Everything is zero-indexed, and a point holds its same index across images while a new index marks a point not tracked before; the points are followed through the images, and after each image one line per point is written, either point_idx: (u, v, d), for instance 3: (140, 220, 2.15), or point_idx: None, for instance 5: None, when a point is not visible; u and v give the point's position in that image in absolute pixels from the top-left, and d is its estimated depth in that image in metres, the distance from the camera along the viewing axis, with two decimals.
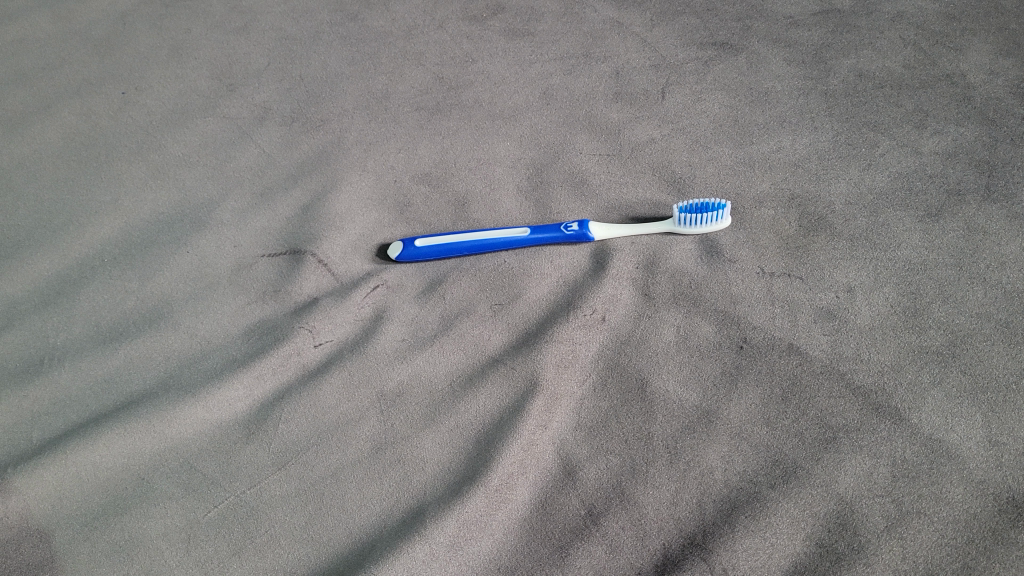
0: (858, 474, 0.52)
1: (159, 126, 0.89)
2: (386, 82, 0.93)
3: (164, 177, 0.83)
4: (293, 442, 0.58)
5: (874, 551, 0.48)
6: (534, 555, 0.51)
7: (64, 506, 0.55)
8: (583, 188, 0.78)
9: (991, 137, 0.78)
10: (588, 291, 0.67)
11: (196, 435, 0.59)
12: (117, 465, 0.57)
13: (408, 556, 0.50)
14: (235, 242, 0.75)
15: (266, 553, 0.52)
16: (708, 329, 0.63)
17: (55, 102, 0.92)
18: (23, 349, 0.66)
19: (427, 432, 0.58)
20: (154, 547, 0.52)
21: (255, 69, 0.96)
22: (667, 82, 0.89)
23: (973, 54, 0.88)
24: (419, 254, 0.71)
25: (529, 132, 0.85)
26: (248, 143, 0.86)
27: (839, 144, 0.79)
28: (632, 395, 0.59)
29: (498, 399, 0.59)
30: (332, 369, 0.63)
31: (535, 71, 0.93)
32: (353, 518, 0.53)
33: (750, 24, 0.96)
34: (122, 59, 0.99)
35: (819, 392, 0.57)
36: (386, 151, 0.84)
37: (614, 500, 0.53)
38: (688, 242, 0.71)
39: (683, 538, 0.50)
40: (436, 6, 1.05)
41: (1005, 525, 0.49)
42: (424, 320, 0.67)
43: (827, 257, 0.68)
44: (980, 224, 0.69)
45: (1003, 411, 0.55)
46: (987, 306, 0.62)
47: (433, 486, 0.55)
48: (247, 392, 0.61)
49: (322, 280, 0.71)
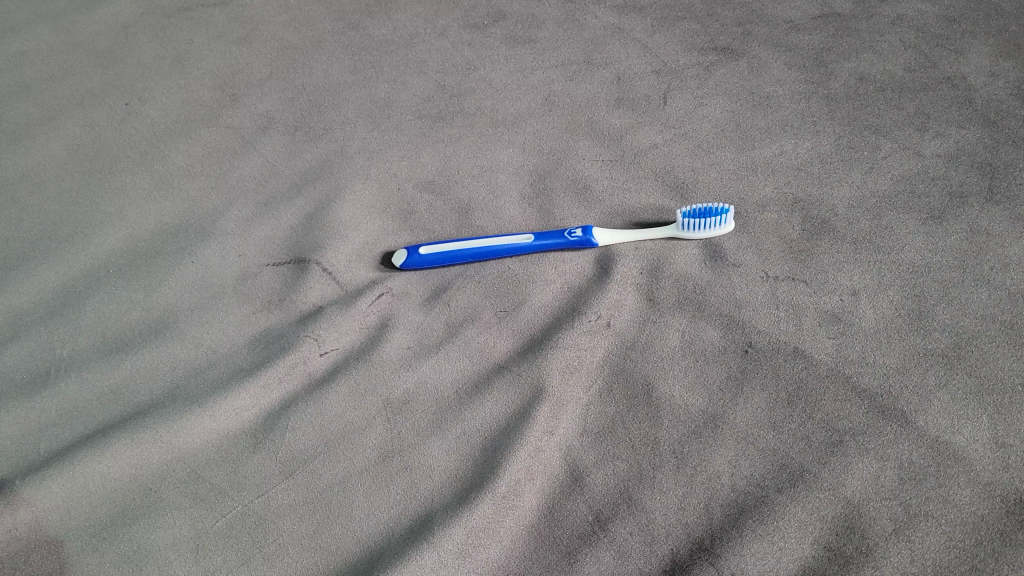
0: (865, 476, 0.52)
1: (162, 137, 0.89)
2: (388, 90, 0.93)
3: (167, 188, 0.83)
4: (300, 451, 0.58)
5: (882, 555, 0.48)
6: (542, 561, 0.51)
7: (72, 516, 0.55)
8: (586, 194, 0.78)
9: (992, 139, 0.78)
10: (592, 297, 0.67)
11: (203, 445, 0.59)
12: (124, 476, 0.57)
13: (417, 564, 0.50)
14: (240, 251, 0.75)
15: (274, 562, 0.52)
16: (713, 334, 0.63)
17: (58, 114, 0.93)
18: (28, 361, 0.67)
19: (434, 438, 0.58)
20: (163, 558, 0.52)
21: (258, 78, 0.97)
22: (668, 88, 0.89)
23: (973, 56, 0.89)
24: (422, 262, 0.71)
25: (531, 138, 0.85)
26: (251, 153, 0.86)
27: (841, 148, 0.79)
28: (637, 400, 0.59)
29: (504, 406, 0.59)
30: (339, 377, 0.63)
31: (537, 78, 0.93)
32: (361, 526, 0.53)
33: (750, 29, 0.97)
34: (124, 70, 0.99)
35: (825, 396, 0.57)
36: (389, 159, 0.84)
37: (621, 506, 0.53)
38: (691, 246, 0.71)
39: (691, 543, 0.51)
40: (436, 15, 1.05)
41: (1013, 527, 0.49)
42: (430, 327, 0.67)
43: (830, 261, 0.68)
44: (983, 226, 0.69)
45: (1009, 413, 0.55)
46: (991, 309, 0.62)
47: (439, 494, 0.55)
48: (253, 401, 0.62)
49: (326, 289, 0.71)
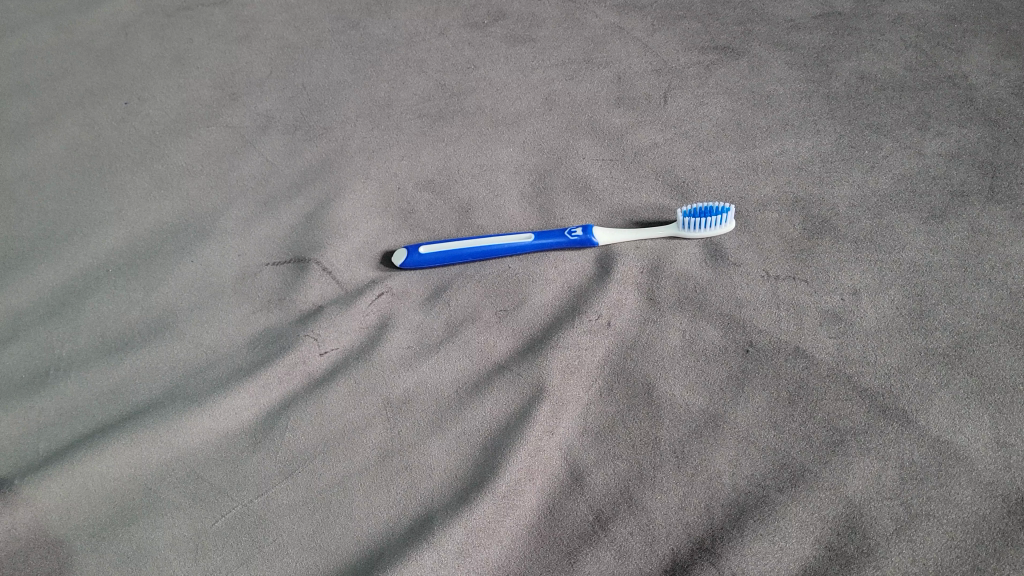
0: (867, 476, 0.52)
1: (161, 137, 0.89)
2: (388, 89, 0.93)
3: (166, 187, 0.83)
4: (299, 451, 0.58)
5: (883, 555, 0.48)
6: (543, 561, 0.51)
7: (71, 516, 0.55)
8: (587, 193, 0.78)
9: (994, 138, 0.78)
10: (592, 296, 0.67)
11: (202, 444, 0.59)
12: (124, 476, 0.57)
13: (416, 563, 0.50)
14: (239, 251, 0.75)
15: (274, 562, 0.52)
16: (714, 333, 0.63)
17: (58, 113, 0.93)
18: (28, 360, 0.66)
19: (434, 438, 0.58)
20: (163, 558, 0.52)
21: (257, 78, 0.96)
22: (669, 87, 0.89)
23: (974, 55, 0.88)
24: (422, 261, 0.71)
25: (532, 137, 0.85)
26: (251, 152, 0.86)
27: (842, 147, 0.79)
28: (638, 400, 0.59)
29: (504, 405, 0.59)
30: (339, 377, 0.63)
31: (537, 77, 0.93)
32: (361, 526, 0.53)
33: (751, 28, 0.97)
34: (124, 69, 0.99)
35: (826, 396, 0.57)
36: (388, 159, 0.84)
37: (622, 506, 0.53)
38: (691, 246, 0.71)
39: (692, 542, 0.50)
40: (436, 14, 1.05)
41: (1014, 527, 0.49)
42: (429, 326, 0.66)
43: (831, 260, 0.68)
44: (985, 225, 0.69)
45: (1011, 412, 0.55)
46: (993, 308, 0.62)
47: (439, 493, 0.55)
48: (253, 400, 0.61)
49: (326, 288, 0.71)
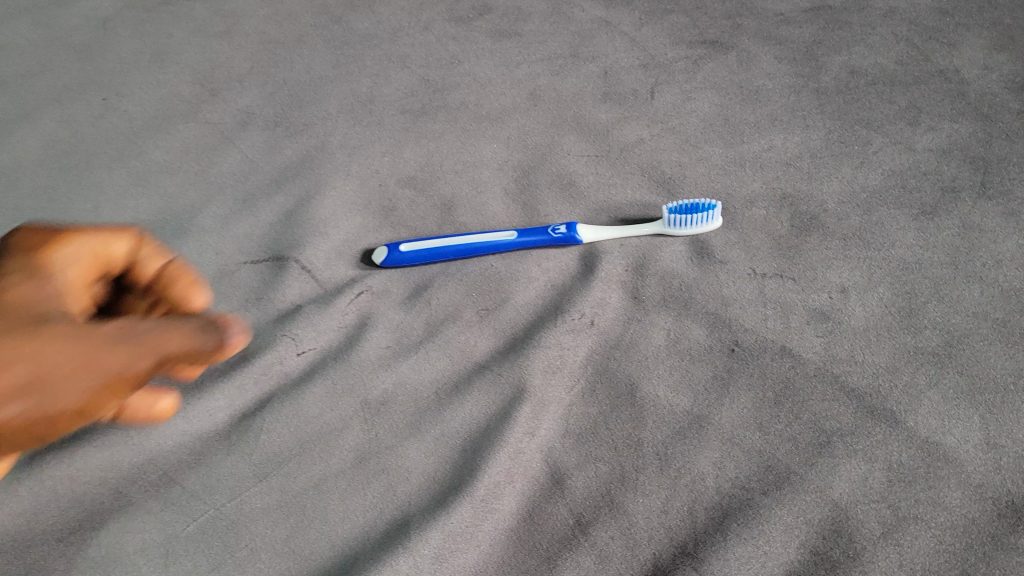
0: (853, 479, 0.51)
1: (140, 134, 0.88)
2: (371, 85, 0.92)
3: (144, 185, 0.81)
4: (274, 454, 0.56)
5: (869, 560, 0.47)
6: (521, 566, 0.50)
7: (37, 521, 0.53)
8: (571, 190, 0.77)
9: (985, 133, 0.76)
10: (576, 295, 0.66)
11: (175, 447, 0.57)
12: (93, 479, 0.56)
13: (392, 569, 0.50)
14: (217, 249, 0.74)
15: (246, 567, 0.50)
16: (699, 332, 0.61)
17: (35, 108, 0.91)
18: None
19: (412, 440, 0.57)
20: (132, 563, 0.51)
21: (238, 73, 0.95)
22: (656, 82, 0.88)
23: (967, 49, 0.87)
24: (403, 259, 0.70)
25: (516, 133, 0.84)
26: (231, 149, 0.85)
27: (831, 143, 0.77)
28: (621, 401, 0.57)
29: (484, 407, 0.58)
30: (316, 378, 0.61)
31: (522, 72, 0.92)
32: (336, 530, 0.52)
33: (739, 22, 0.95)
34: (103, 65, 0.97)
35: (812, 396, 0.56)
36: (371, 155, 0.83)
37: (603, 509, 0.51)
38: (677, 243, 0.69)
39: (674, 547, 0.49)
40: (421, 8, 1.04)
41: (1004, 531, 0.48)
42: (410, 325, 0.65)
43: (819, 257, 0.66)
44: (976, 222, 0.68)
45: (1001, 412, 0.54)
46: (984, 306, 0.61)
47: (417, 497, 0.54)
48: (228, 402, 0.60)
49: (305, 287, 0.70)
